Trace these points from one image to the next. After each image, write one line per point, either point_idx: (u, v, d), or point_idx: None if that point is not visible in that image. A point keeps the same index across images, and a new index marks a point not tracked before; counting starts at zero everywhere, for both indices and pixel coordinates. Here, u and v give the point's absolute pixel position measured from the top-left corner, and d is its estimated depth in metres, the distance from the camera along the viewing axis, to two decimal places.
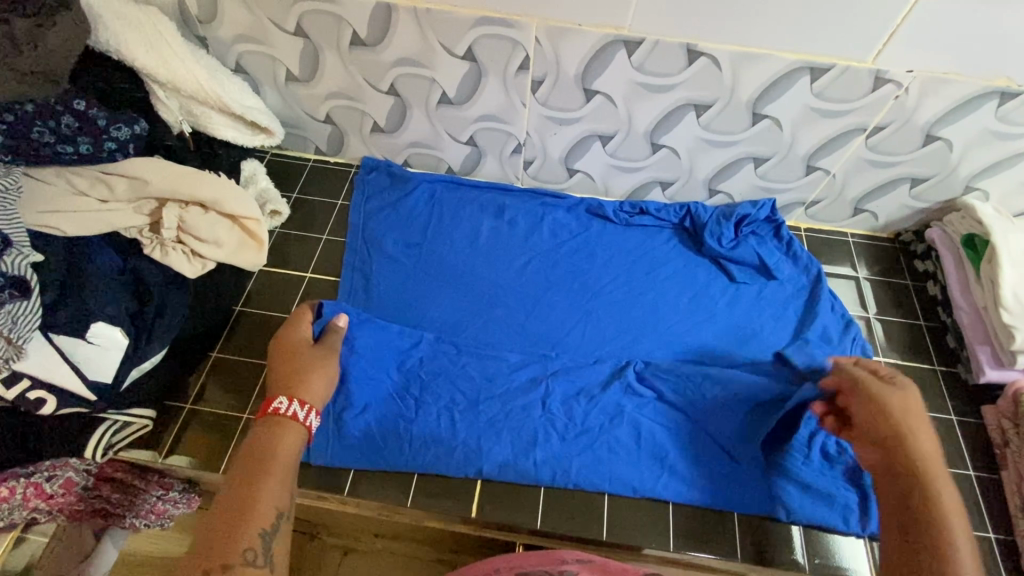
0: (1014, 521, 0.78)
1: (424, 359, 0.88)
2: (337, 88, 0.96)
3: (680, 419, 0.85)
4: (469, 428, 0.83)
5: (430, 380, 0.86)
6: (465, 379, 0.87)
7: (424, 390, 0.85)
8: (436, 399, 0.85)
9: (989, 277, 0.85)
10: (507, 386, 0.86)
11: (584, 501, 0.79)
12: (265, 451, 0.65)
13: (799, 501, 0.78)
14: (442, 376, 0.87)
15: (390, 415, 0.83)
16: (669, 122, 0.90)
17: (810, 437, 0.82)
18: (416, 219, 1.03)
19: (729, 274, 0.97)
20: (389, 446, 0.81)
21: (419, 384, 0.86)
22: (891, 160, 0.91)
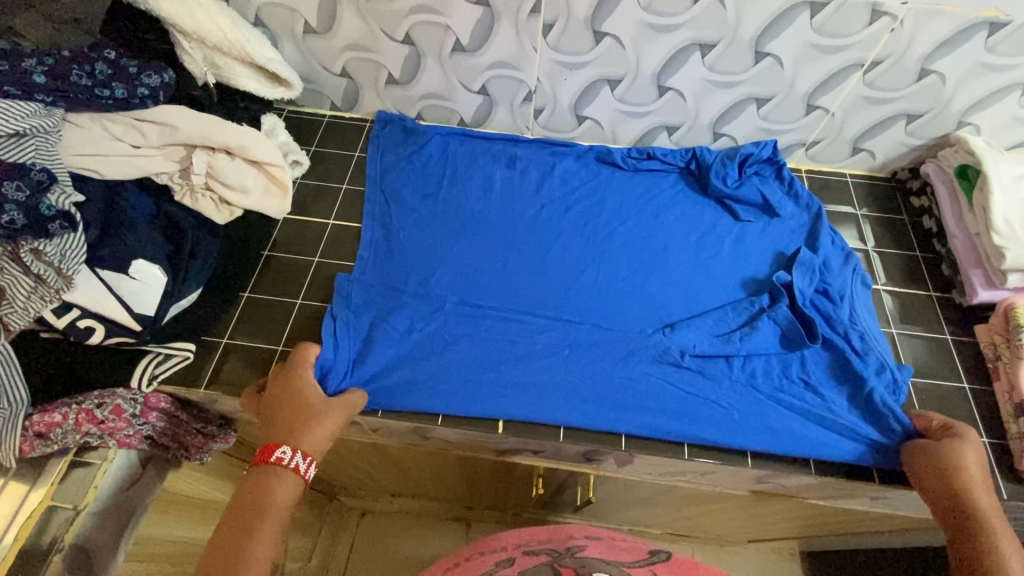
0: (1005, 426, 0.83)
1: (443, 326, 0.87)
2: (353, 40, 0.99)
3: (697, 363, 0.85)
4: (489, 388, 0.83)
5: (451, 345, 0.86)
6: (486, 348, 0.86)
7: (444, 353, 0.85)
8: (456, 363, 0.84)
9: (981, 203, 0.90)
10: (528, 349, 0.86)
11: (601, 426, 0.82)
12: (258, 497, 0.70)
13: (816, 439, 0.80)
14: (463, 344, 0.86)
15: (410, 361, 0.84)
16: (675, 64, 0.94)
17: (821, 375, 0.85)
18: (432, 170, 1.05)
19: (733, 214, 1.00)
20: (412, 397, 0.82)
21: (439, 345, 0.86)
22: (888, 96, 0.95)
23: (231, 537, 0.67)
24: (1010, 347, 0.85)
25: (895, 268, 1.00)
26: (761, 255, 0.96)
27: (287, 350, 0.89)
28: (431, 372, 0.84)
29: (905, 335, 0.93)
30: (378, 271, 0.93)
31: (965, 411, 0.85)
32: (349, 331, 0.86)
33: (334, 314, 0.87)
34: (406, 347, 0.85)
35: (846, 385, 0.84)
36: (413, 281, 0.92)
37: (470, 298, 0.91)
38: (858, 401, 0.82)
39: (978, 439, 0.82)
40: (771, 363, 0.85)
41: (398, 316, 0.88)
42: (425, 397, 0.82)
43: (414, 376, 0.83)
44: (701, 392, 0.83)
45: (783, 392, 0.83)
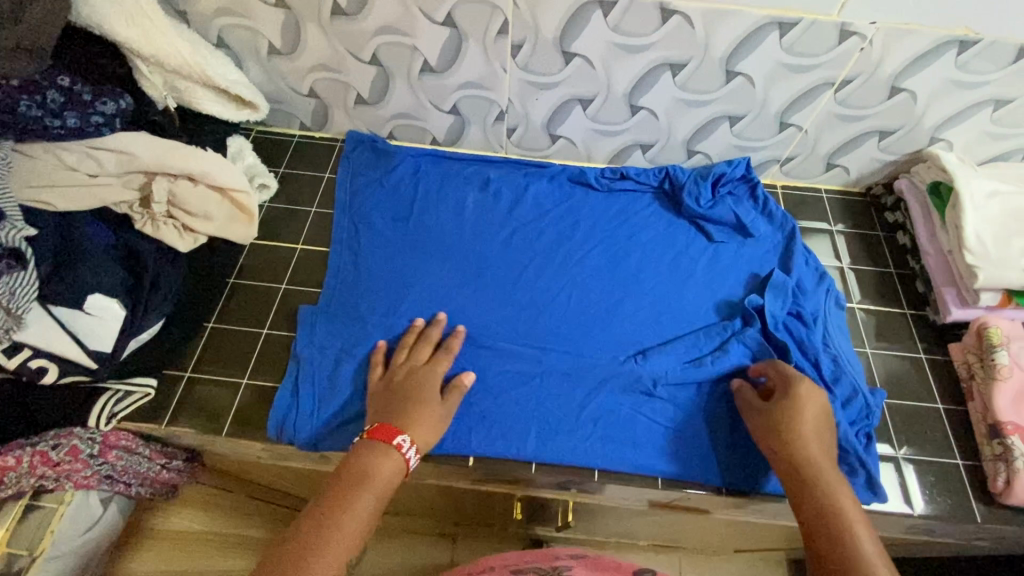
0: (979, 446, 0.83)
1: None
2: (319, 61, 0.97)
3: (669, 391, 0.85)
4: (458, 423, 0.82)
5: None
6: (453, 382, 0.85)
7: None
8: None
9: (953, 221, 0.90)
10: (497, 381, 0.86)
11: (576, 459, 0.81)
12: (360, 479, 0.68)
13: None
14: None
15: None
16: (646, 83, 0.93)
17: None
18: (403, 193, 1.04)
19: (707, 234, 1.01)
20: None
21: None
22: (859, 113, 0.94)
23: (336, 496, 0.66)
24: (983, 368, 0.84)
25: (870, 285, 0.99)
26: (734, 275, 0.96)
27: (253, 382, 0.86)
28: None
29: (880, 354, 0.92)
30: (346, 302, 0.92)
31: (940, 432, 0.85)
32: (316, 366, 0.86)
33: (299, 351, 0.87)
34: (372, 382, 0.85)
35: None
36: (381, 312, 0.91)
37: (439, 328, 0.90)
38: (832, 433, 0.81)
39: (951, 461, 0.82)
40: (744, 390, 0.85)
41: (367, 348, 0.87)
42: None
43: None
44: (672, 423, 0.82)
45: None
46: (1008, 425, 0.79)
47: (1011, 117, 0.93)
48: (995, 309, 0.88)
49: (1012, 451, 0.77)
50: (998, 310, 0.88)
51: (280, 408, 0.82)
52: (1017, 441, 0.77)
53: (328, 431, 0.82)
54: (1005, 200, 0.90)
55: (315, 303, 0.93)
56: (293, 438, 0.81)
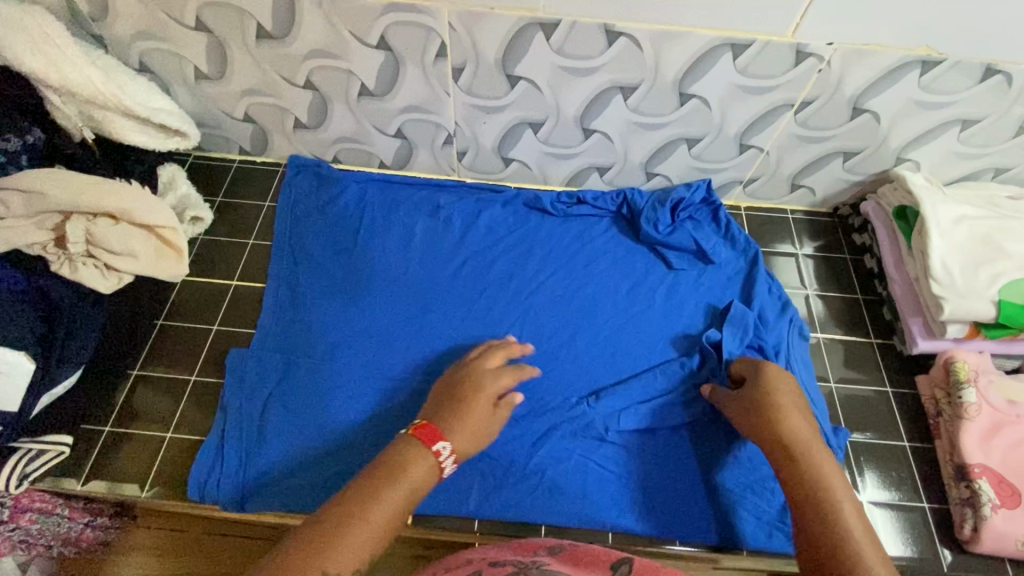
0: (946, 488, 0.79)
1: (347, 409, 0.83)
2: (251, 85, 0.91)
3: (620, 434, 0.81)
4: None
5: (354, 431, 0.81)
6: (392, 431, 0.81)
7: (347, 440, 0.80)
8: (358, 450, 0.80)
9: (919, 248, 0.86)
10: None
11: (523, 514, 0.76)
12: (403, 477, 0.57)
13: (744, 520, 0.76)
14: (368, 428, 0.81)
15: (312, 446, 0.80)
16: (597, 106, 0.88)
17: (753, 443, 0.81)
18: (347, 222, 0.98)
19: (666, 262, 0.96)
20: (309, 494, 0.76)
21: (342, 431, 0.81)
22: (822, 134, 0.90)
23: (358, 487, 0.55)
24: (951, 404, 0.81)
25: (836, 313, 0.95)
26: (694, 306, 0.92)
27: (176, 438, 0.81)
28: (331, 463, 0.79)
29: (845, 389, 0.88)
30: (280, 345, 0.87)
31: (906, 473, 0.81)
32: (245, 418, 0.81)
33: (227, 401, 0.82)
34: (302, 432, 0.81)
35: None
36: (316, 356, 0.86)
37: (379, 372, 0.86)
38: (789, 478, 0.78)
39: (918, 505, 0.79)
40: (698, 432, 0.81)
41: (303, 394, 0.83)
42: (324, 492, 0.77)
43: (313, 470, 0.78)
44: (623, 470, 0.79)
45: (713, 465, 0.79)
46: (975, 468, 0.75)
47: (979, 137, 0.89)
48: (963, 341, 0.84)
49: (980, 497, 0.73)
50: (966, 342, 0.84)
51: (205, 464, 0.77)
52: (984, 486, 0.74)
53: (256, 491, 0.77)
54: (973, 226, 0.86)
55: (248, 347, 0.88)
56: (217, 499, 0.76)
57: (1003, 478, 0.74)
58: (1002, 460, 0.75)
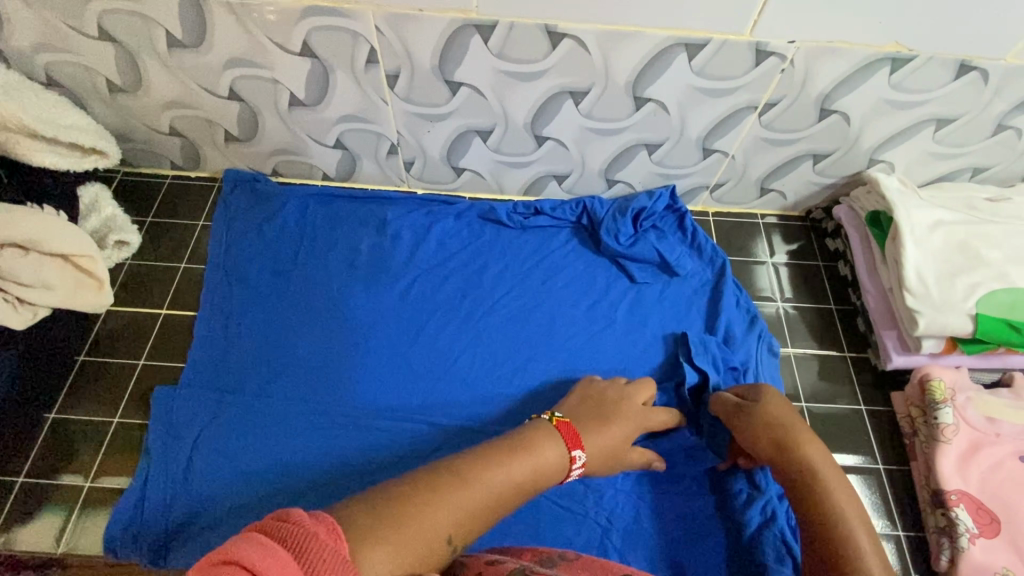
0: (922, 514, 0.75)
1: (281, 449, 0.77)
2: (172, 97, 0.84)
3: None
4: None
5: (287, 473, 0.75)
6: (329, 472, 0.76)
7: (279, 483, 0.75)
8: (292, 494, 0.74)
9: (893, 256, 0.81)
10: (383, 470, 0.76)
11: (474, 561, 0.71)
12: (533, 454, 0.57)
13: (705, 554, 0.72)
14: (304, 470, 0.76)
15: (244, 491, 0.74)
16: (547, 112, 0.81)
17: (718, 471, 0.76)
18: (286, 241, 0.91)
19: (629, 275, 0.91)
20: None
21: (275, 474, 0.75)
22: (789, 137, 0.84)
23: (491, 455, 0.55)
24: (926, 424, 0.76)
25: (809, 325, 0.90)
26: (656, 323, 0.87)
27: (94, 486, 0.76)
28: (263, 510, 0.73)
29: (816, 408, 0.83)
30: (211, 380, 0.81)
31: (881, 498, 0.77)
32: (170, 462, 0.75)
33: (151, 444, 0.76)
34: (231, 476, 0.75)
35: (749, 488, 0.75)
36: (249, 390, 0.80)
37: (317, 406, 0.80)
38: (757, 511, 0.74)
39: (892, 532, 0.74)
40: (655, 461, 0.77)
41: (236, 433, 0.77)
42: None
43: (241, 518, 0.72)
44: (578, 505, 0.74)
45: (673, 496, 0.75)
46: (952, 494, 0.70)
47: (955, 136, 0.83)
48: (939, 355, 0.79)
49: (957, 526, 0.69)
50: (942, 357, 0.79)
51: (128, 514, 0.72)
52: (962, 514, 0.69)
53: (179, 544, 0.71)
54: (949, 232, 0.81)
55: (176, 382, 0.82)
56: (138, 553, 0.71)
57: (980, 504, 0.70)
58: (980, 484, 0.71)
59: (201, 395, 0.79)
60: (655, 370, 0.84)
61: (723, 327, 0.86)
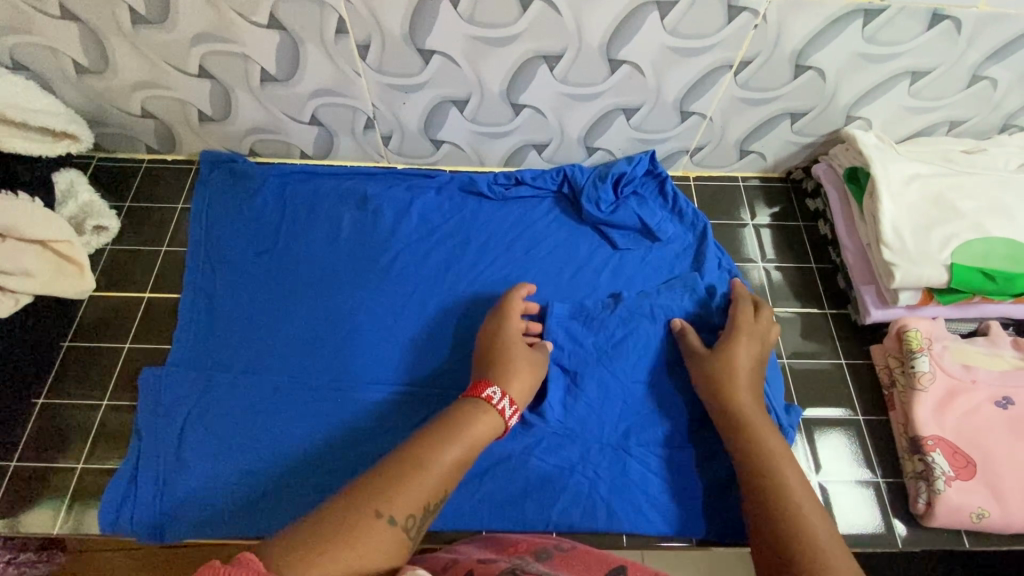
0: (900, 461, 0.77)
1: (271, 425, 0.78)
2: (140, 77, 0.82)
3: (563, 429, 0.78)
4: (333, 491, 0.74)
5: (278, 446, 0.76)
6: (320, 445, 0.77)
7: (271, 457, 0.76)
8: (284, 466, 0.75)
9: (870, 211, 0.81)
10: (373, 441, 0.77)
11: (464, 523, 0.72)
12: (461, 430, 0.61)
13: (691, 507, 0.74)
14: (294, 443, 0.77)
15: (237, 467, 0.75)
16: (522, 79, 0.81)
17: (702, 428, 0.78)
18: (267, 220, 0.91)
19: (610, 242, 0.91)
20: (231, 518, 0.72)
21: (266, 449, 0.76)
22: (766, 96, 0.84)
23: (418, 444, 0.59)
24: (904, 374, 0.77)
25: (790, 284, 0.91)
26: (638, 287, 0.88)
27: (87, 466, 0.76)
28: (256, 483, 0.74)
29: (798, 364, 0.85)
30: (197, 361, 0.81)
31: (861, 447, 0.78)
32: (162, 441, 0.76)
33: (141, 426, 0.77)
34: (223, 452, 0.76)
35: None
36: (236, 368, 0.81)
37: (306, 382, 0.81)
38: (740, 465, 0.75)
39: (872, 479, 0.76)
40: (640, 421, 0.79)
41: (225, 411, 0.78)
42: (249, 515, 0.72)
43: (235, 493, 0.74)
44: (566, 466, 0.76)
45: (658, 453, 0.77)
46: (929, 440, 0.72)
47: (931, 89, 0.84)
48: (916, 307, 0.81)
49: (933, 470, 0.71)
50: (919, 309, 0.81)
51: (121, 493, 0.73)
52: (938, 458, 0.71)
53: (173, 520, 0.72)
54: (925, 185, 0.82)
55: (163, 364, 0.82)
56: (133, 530, 0.72)
57: (956, 448, 0.72)
58: (956, 429, 0.73)
59: (189, 375, 0.80)
60: None
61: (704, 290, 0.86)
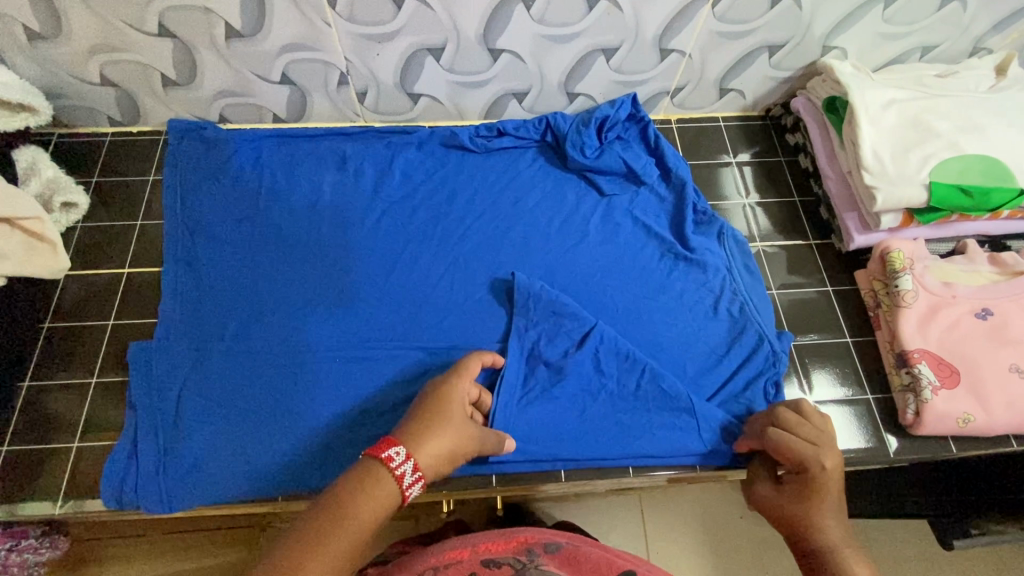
0: (888, 377, 0.79)
1: (271, 388, 0.77)
2: (97, 39, 0.78)
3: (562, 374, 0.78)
4: (339, 448, 0.74)
5: (279, 411, 0.76)
6: (321, 405, 0.76)
7: (273, 419, 0.75)
8: (287, 427, 0.75)
9: (850, 137, 0.83)
10: (375, 397, 0.77)
11: (474, 470, 0.73)
12: (355, 516, 0.51)
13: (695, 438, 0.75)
14: (294, 405, 0.76)
15: (240, 434, 0.74)
16: (499, 21, 0.79)
17: (699, 362, 0.80)
18: (245, 187, 0.88)
19: (597, 187, 0.91)
20: (239, 482, 0.72)
21: (268, 412, 0.76)
22: (744, 28, 0.84)
23: (303, 537, 0.49)
24: (888, 294, 0.80)
25: (775, 218, 0.93)
26: (627, 230, 0.88)
27: (84, 445, 0.74)
28: (259, 447, 0.74)
29: (787, 294, 0.87)
30: (187, 332, 0.79)
31: (851, 368, 0.81)
32: (159, 414, 0.74)
33: (135, 399, 0.75)
34: (223, 418, 0.75)
35: (727, 372, 0.79)
36: (228, 337, 0.79)
37: (302, 344, 0.80)
38: (735, 394, 0.77)
39: (862, 398, 0.79)
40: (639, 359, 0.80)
41: (221, 379, 0.77)
42: (256, 479, 0.72)
43: (240, 457, 0.73)
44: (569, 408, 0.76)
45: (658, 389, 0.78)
46: (914, 353, 0.75)
47: (903, 13, 0.84)
48: (897, 229, 0.83)
49: (920, 381, 0.73)
50: (900, 231, 0.83)
51: (122, 469, 0.72)
52: (924, 369, 0.74)
53: (179, 489, 0.71)
54: (902, 109, 0.83)
55: (151, 337, 0.80)
56: (138, 502, 0.70)
57: (940, 359, 0.75)
58: (939, 342, 0.76)
59: (181, 346, 0.78)
60: (629, 274, 0.85)
61: (691, 231, 0.87)
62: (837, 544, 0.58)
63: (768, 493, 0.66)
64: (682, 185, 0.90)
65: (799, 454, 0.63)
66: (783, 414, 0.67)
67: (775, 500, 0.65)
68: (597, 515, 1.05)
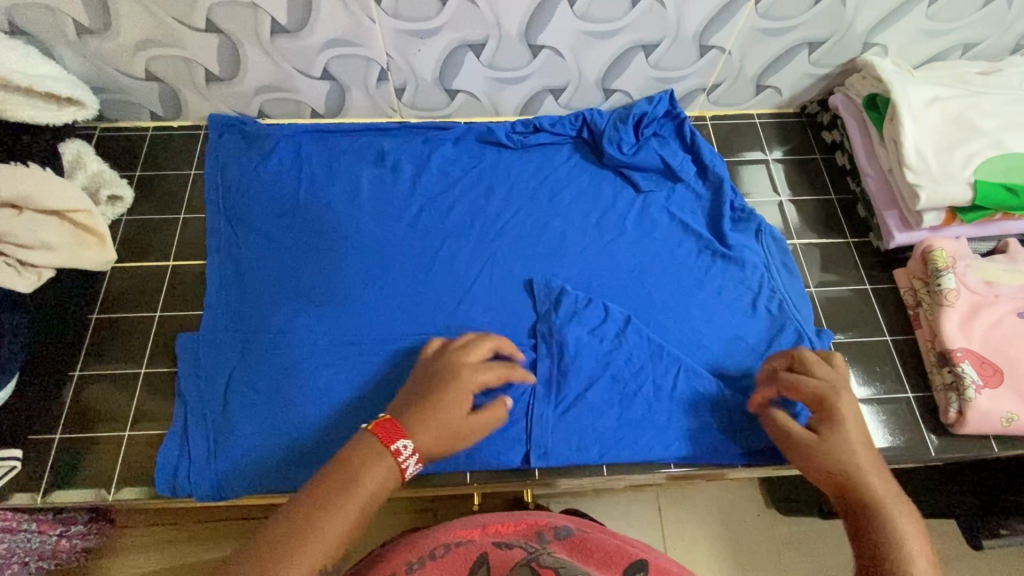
0: (929, 376, 0.79)
1: (314, 379, 0.78)
2: (146, 35, 0.79)
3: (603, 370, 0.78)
4: None
5: (321, 403, 0.76)
6: (365, 398, 0.77)
7: (315, 409, 0.76)
8: (328, 417, 0.76)
9: (891, 135, 0.82)
10: None
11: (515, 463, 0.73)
12: (362, 480, 0.55)
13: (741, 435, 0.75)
14: (337, 398, 0.77)
15: (284, 425, 0.75)
16: (542, 16, 0.79)
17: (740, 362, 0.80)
18: (285, 182, 0.89)
19: (633, 183, 0.91)
20: (283, 473, 0.73)
21: (311, 405, 0.76)
22: (785, 25, 0.84)
23: (313, 498, 0.53)
24: (930, 293, 0.80)
25: (811, 215, 0.92)
26: (664, 227, 0.88)
27: (133, 434, 0.76)
28: (303, 439, 0.74)
29: (824, 292, 0.87)
30: (232, 324, 0.81)
31: (891, 366, 0.81)
32: (208, 405, 0.76)
33: (184, 389, 0.76)
34: (268, 409, 0.76)
35: None
36: (272, 329, 0.80)
37: (343, 337, 0.81)
38: None
39: (902, 396, 0.79)
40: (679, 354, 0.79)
41: (267, 371, 0.78)
42: (300, 470, 0.73)
43: (286, 446, 0.74)
44: (612, 405, 0.76)
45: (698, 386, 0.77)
46: (957, 352, 0.75)
47: (948, 9, 0.84)
48: (939, 227, 0.82)
49: (963, 380, 0.73)
50: (941, 229, 0.83)
51: (171, 459, 0.73)
52: (967, 368, 0.74)
53: (229, 478, 0.73)
54: (945, 107, 0.82)
55: (198, 329, 0.82)
56: (190, 490, 0.72)
57: (984, 358, 0.74)
58: (983, 341, 0.75)
59: (227, 338, 0.79)
60: (667, 270, 0.86)
61: (729, 228, 0.87)
62: (884, 499, 0.58)
63: (793, 431, 0.65)
64: (721, 182, 0.90)
65: (812, 389, 0.65)
66: (805, 353, 0.69)
67: (809, 445, 0.63)
68: (619, 509, 1.06)
